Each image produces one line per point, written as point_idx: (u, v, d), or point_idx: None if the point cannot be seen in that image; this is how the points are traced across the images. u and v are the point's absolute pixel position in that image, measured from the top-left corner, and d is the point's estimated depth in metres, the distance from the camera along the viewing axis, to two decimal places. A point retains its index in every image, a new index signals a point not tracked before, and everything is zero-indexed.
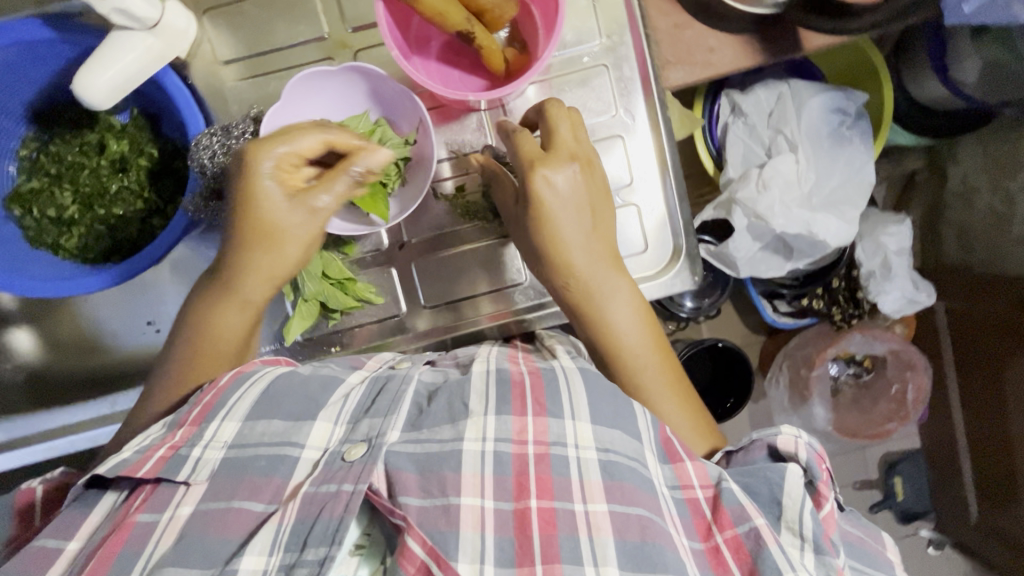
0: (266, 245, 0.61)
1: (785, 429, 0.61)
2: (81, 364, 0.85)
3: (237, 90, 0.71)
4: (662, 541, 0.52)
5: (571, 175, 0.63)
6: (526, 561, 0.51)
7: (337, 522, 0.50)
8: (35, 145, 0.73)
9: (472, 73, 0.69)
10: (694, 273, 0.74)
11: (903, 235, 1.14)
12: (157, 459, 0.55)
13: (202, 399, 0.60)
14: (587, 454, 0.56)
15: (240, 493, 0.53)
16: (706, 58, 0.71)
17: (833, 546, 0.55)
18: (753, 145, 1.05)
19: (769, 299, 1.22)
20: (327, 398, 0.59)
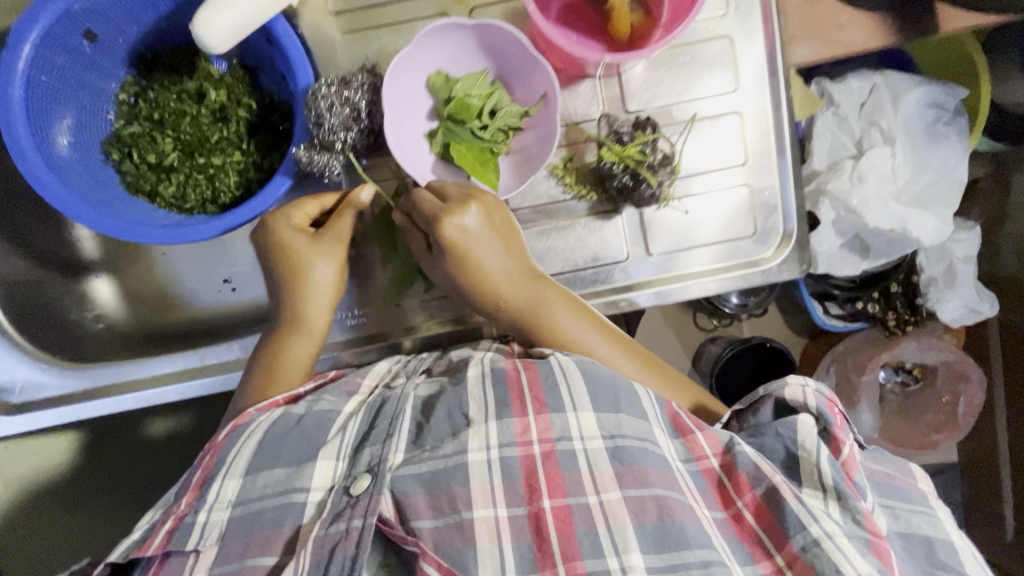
0: (299, 281, 0.68)
1: (792, 380, 0.59)
2: (155, 319, 0.83)
3: (346, 42, 0.68)
4: (684, 518, 0.53)
5: (477, 213, 0.62)
6: (548, 563, 0.53)
7: (352, 558, 0.51)
8: (134, 89, 0.72)
9: (592, 37, 0.66)
10: (802, 261, 0.71)
11: (970, 243, 1.10)
12: (165, 531, 0.54)
13: (202, 463, 0.59)
14: (595, 444, 0.57)
15: (252, 550, 0.53)
16: (836, 35, 0.68)
17: (855, 491, 0.54)
18: (842, 137, 0.99)
19: (819, 300, 1.17)
20: (325, 437, 0.58)
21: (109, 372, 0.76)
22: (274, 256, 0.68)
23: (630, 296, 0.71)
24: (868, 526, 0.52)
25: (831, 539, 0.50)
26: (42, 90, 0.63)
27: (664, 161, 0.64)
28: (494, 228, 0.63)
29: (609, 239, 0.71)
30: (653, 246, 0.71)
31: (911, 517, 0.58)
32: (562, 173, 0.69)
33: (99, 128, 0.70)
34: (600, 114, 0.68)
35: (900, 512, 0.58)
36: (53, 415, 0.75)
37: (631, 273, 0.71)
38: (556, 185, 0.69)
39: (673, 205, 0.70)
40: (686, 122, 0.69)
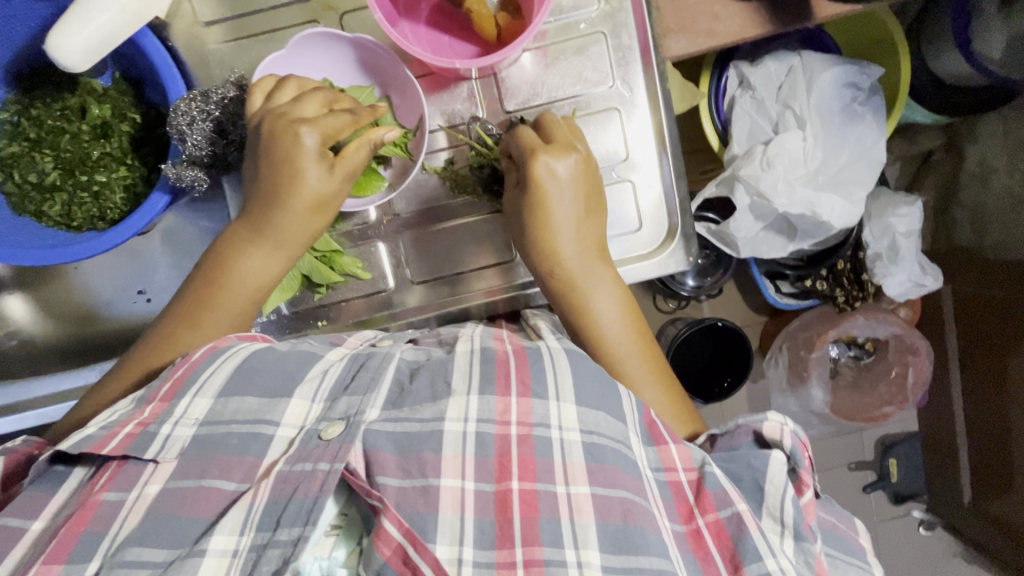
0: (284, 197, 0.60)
1: (772, 416, 0.61)
2: (66, 334, 0.85)
3: (219, 53, 0.68)
4: (644, 523, 0.54)
5: (572, 161, 0.63)
6: (506, 543, 0.53)
7: (312, 501, 0.51)
8: (16, 108, 0.71)
9: (463, 39, 0.66)
10: (689, 253, 0.72)
11: (913, 218, 1.09)
12: (124, 436, 0.54)
13: (172, 374, 0.58)
14: (570, 435, 0.57)
15: (211, 472, 0.54)
16: (710, 26, 0.68)
17: (811, 533, 0.57)
18: (759, 121, 1.00)
19: (770, 278, 1.23)
20: (303, 375, 0.60)
21: (16, 389, 0.81)
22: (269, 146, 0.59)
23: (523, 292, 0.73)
24: (816, 568, 0.56)
25: (782, 573, 0.53)
26: None
27: None
28: (582, 183, 0.64)
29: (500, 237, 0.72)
30: None
31: (845, 567, 0.60)
32: (444, 174, 0.70)
33: None
34: (475, 116, 0.68)
35: (839, 561, 0.60)
36: None
37: (521, 272, 0.73)
38: (438, 184, 0.71)
39: None
40: None
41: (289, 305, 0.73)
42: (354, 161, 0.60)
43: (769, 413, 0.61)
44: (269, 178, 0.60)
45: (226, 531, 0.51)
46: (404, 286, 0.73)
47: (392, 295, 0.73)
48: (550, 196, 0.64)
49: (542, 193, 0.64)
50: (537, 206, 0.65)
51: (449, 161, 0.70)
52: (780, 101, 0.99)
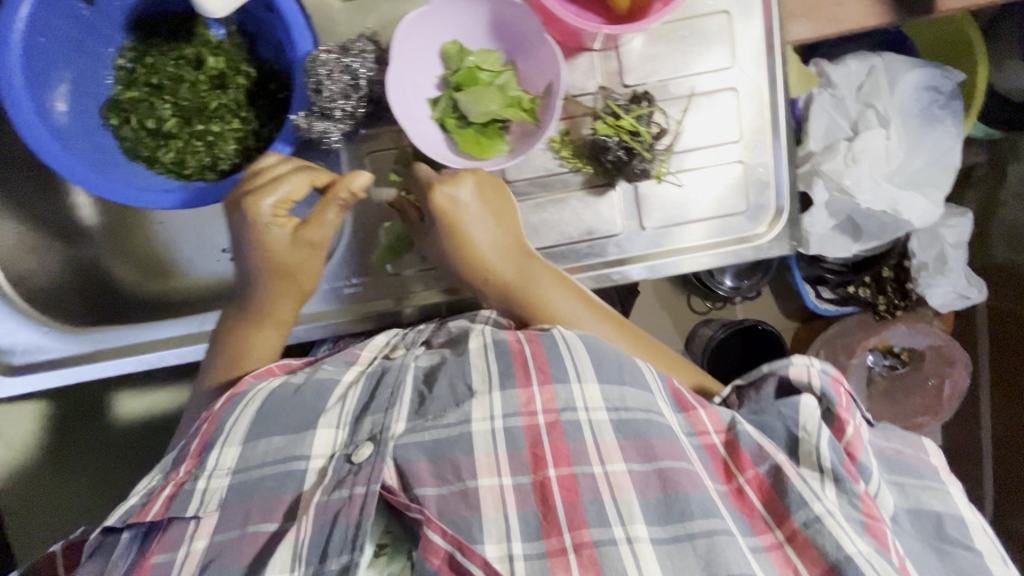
0: (286, 280, 0.67)
1: (797, 360, 0.61)
2: (151, 284, 0.83)
3: (345, 12, 0.68)
4: (685, 488, 0.54)
5: (470, 185, 0.65)
6: (553, 531, 0.54)
7: (355, 526, 0.53)
8: (132, 55, 0.72)
9: (589, 10, 0.66)
10: (794, 238, 0.73)
11: (964, 229, 1.09)
12: (164, 498, 0.56)
13: (199, 430, 0.60)
14: (599, 416, 0.59)
15: (253, 518, 0.55)
16: (834, 12, 0.69)
17: (856, 474, 0.56)
18: (838, 119, 0.99)
19: (812, 286, 1.17)
20: (325, 404, 0.61)
21: (108, 335, 0.77)
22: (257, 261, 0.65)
23: (620, 270, 0.73)
24: (864, 507, 0.55)
25: (832, 515, 0.54)
26: (39, 52, 0.63)
27: (658, 135, 0.67)
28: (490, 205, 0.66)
29: (604, 211, 0.71)
30: (648, 221, 0.72)
31: (917, 493, 0.61)
32: (559, 146, 0.69)
33: (96, 91, 0.70)
34: (599, 87, 0.69)
35: (907, 488, 0.62)
36: (55, 376, 0.76)
37: (625, 248, 0.72)
38: (551, 157, 0.70)
39: (669, 179, 0.71)
40: (685, 98, 0.70)
41: (392, 265, 0.74)
42: (322, 232, 0.65)
43: (793, 358, 0.61)
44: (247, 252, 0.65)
45: (278, 569, 0.51)
46: None
47: None
48: (467, 224, 0.65)
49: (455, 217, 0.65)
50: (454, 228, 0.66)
51: (564, 133, 0.69)
52: (861, 101, 0.99)
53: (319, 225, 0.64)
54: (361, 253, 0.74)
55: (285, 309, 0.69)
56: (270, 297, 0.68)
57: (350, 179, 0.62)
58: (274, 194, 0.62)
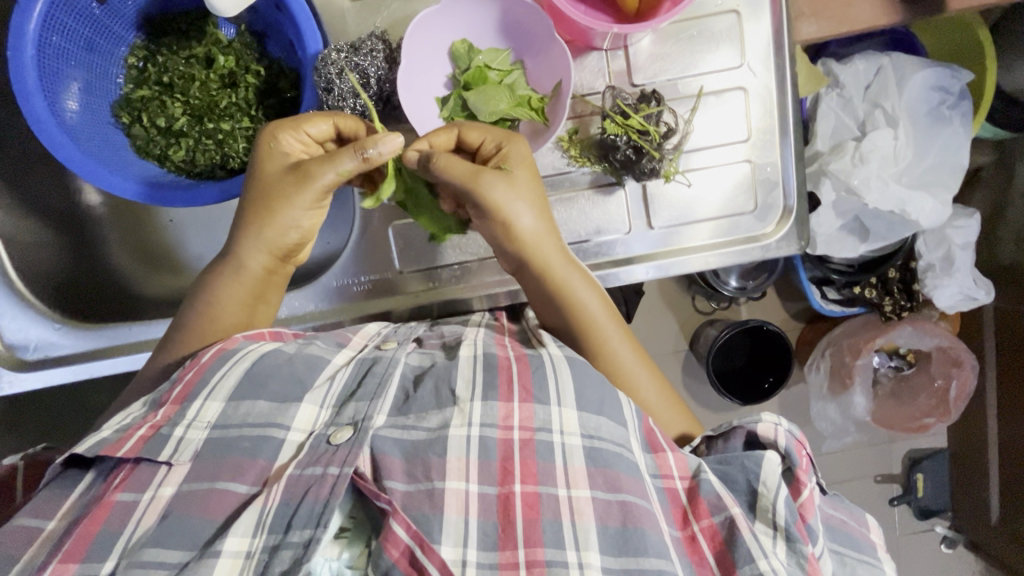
0: (266, 216, 0.63)
1: (765, 417, 0.60)
2: (167, 282, 0.84)
3: (356, 11, 0.68)
4: (645, 525, 0.53)
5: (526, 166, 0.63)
6: (509, 544, 0.52)
7: (323, 505, 0.51)
8: (143, 53, 0.72)
9: (599, 9, 0.66)
10: (802, 237, 0.72)
11: (971, 230, 1.09)
12: (138, 439, 0.55)
13: (182, 378, 0.60)
14: (572, 439, 0.57)
15: (224, 475, 0.54)
16: (843, 11, 0.69)
17: (805, 534, 0.55)
18: (845, 119, 0.99)
19: (817, 285, 1.15)
20: (313, 381, 0.60)
21: (120, 331, 0.76)
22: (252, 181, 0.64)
23: (627, 270, 0.72)
24: (809, 569, 0.54)
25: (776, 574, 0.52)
26: (53, 51, 0.64)
27: (666, 134, 0.67)
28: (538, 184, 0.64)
29: (611, 211, 0.72)
30: (656, 220, 0.72)
31: (855, 564, 0.61)
32: (568, 145, 0.69)
33: (107, 90, 0.71)
34: (606, 86, 0.68)
35: (847, 559, 0.62)
36: (65, 372, 0.75)
37: (632, 247, 0.72)
38: (559, 156, 0.70)
39: (678, 178, 0.71)
40: (693, 97, 0.70)
41: (400, 262, 0.74)
42: (326, 179, 0.61)
43: (761, 414, 0.61)
44: (254, 183, 0.63)
45: (240, 532, 0.50)
46: None
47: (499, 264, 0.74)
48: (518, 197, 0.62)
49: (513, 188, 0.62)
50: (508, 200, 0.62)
51: (573, 132, 0.69)
52: (870, 100, 0.99)
53: (327, 167, 0.61)
54: (371, 250, 0.74)
55: (256, 261, 0.65)
56: (252, 246, 0.65)
57: (386, 138, 0.58)
58: (300, 131, 0.62)
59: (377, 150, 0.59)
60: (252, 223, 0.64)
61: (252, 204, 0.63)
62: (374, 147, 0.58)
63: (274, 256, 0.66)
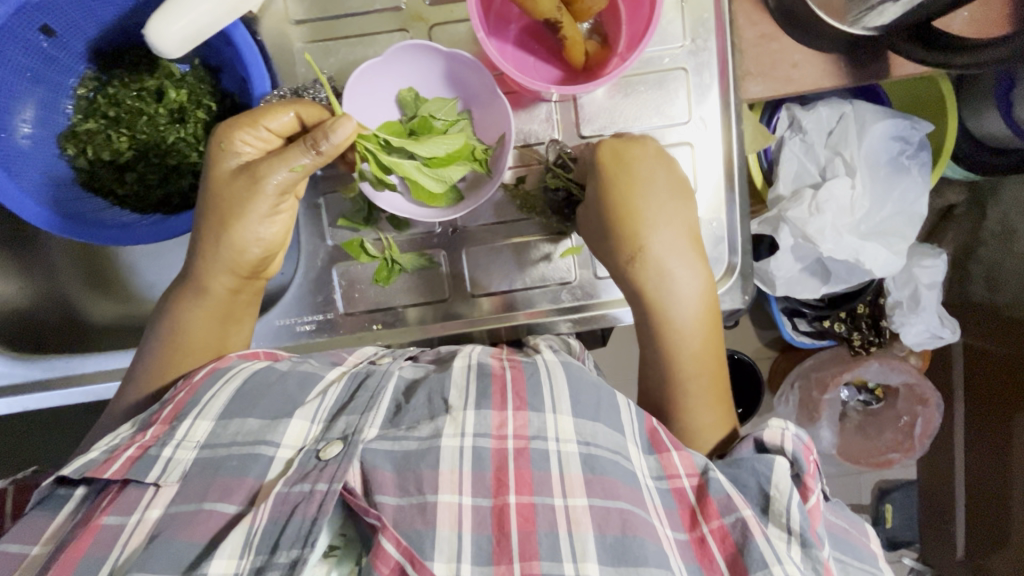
0: (222, 224, 0.59)
1: (772, 422, 0.57)
2: (112, 312, 0.84)
3: (306, 53, 0.68)
4: (643, 533, 0.48)
5: (663, 157, 0.65)
6: (505, 559, 0.47)
7: (311, 523, 0.46)
8: (93, 84, 0.72)
9: (548, 63, 0.67)
10: (745, 292, 0.73)
11: (938, 270, 1.07)
12: (124, 459, 0.50)
13: (175, 398, 0.54)
14: (568, 447, 0.51)
15: (212, 495, 0.48)
16: (789, 73, 0.70)
17: (819, 540, 0.50)
18: (807, 164, 0.99)
19: (788, 316, 1.16)
20: (304, 397, 0.54)
21: (63, 363, 0.75)
22: (206, 190, 0.60)
23: (576, 317, 0.73)
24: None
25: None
26: None
27: None
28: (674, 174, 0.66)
29: (557, 258, 0.73)
30: (601, 269, 0.72)
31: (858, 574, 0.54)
32: (513, 193, 0.71)
33: (54, 120, 0.71)
34: (553, 140, 0.70)
35: (850, 568, 0.54)
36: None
37: (578, 295, 0.73)
38: (505, 203, 0.72)
39: None
40: None
41: (346, 304, 0.74)
42: (282, 175, 0.57)
43: (769, 419, 0.57)
44: (210, 197, 0.60)
45: (226, 555, 0.45)
46: (461, 297, 0.74)
47: (449, 304, 0.74)
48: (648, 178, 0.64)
49: (631, 176, 0.64)
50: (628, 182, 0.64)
51: (518, 181, 0.71)
52: (831, 147, 0.98)
53: (277, 165, 0.57)
54: (319, 290, 0.74)
55: (219, 283, 0.62)
56: (214, 264, 0.61)
57: (336, 124, 0.56)
58: (260, 126, 0.59)
59: (329, 142, 0.56)
60: (212, 233, 0.60)
61: (211, 215, 0.60)
62: (321, 136, 0.55)
63: (240, 276, 0.63)
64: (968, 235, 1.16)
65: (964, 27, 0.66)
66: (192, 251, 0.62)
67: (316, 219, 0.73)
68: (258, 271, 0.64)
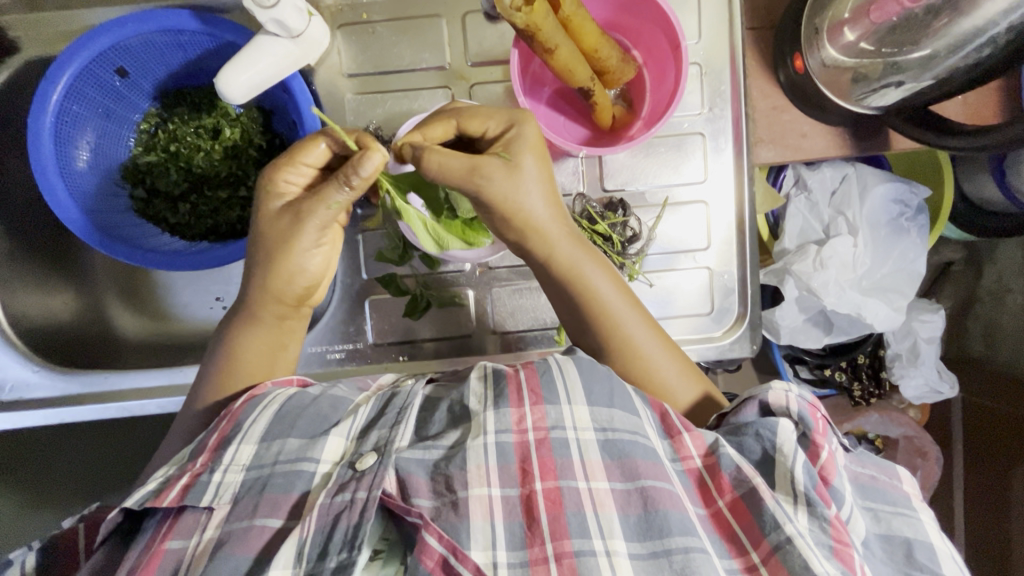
0: (271, 259, 0.62)
1: (776, 385, 0.58)
2: (144, 328, 0.87)
3: (355, 102, 0.74)
4: (667, 506, 0.50)
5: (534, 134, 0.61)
6: (536, 542, 0.50)
7: (355, 528, 0.49)
8: (155, 120, 0.78)
9: (577, 123, 0.73)
10: (753, 341, 0.77)
11: (936, 325, 1.12)
12: (180, 487, 0.52)
13: (219, 426, 0.57)
14: (586, 434, 0.54)
15: (262, 510, 0.51)
16: (798, 142, 0.76)
17: (827, 497, 0.53)
18: (812, 221, 1.04)
19: (790, 363, 1.20)
20: (337, 416, 0.57)
21: (96, 379, 0.77)
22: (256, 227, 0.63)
23: None
24: (834, 532, 0.51)
25: (804, 537, 0.49)
26: (70, 118, 0.70)
27: (630, 240, 0.72)
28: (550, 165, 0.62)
29: None
30: None
31: (889, 518, 0.56)
32: None
33: (117, 152, 0.76)
34: (579, 192, 0.74)
35: (880, 514, 0.57)
36: (37, 415, 0.76)
37: None
38: None
39: (641, 279, 0.76)
40: (658, 206, 0.76)
41: (375, 336, 0.78)
42: (325, 214, 0.60)
43: (773, 382, 0.59)
44: (260, 232, 0.63)
45: (280, 565, 0.48)
46: (485, 333, 0.78)
47: (473, 340, 0.78)
48: (528, 178, 0.60)
49: (518, 177, 0.59)
50: (513, 188, 0.59)
51: None
52: (834, 207, 1.03)
53: (319, 203, 0.59)
54: (350, 321, 0.78)
55: (269, 312, 0.64)
56: (262, 297, 0.64)
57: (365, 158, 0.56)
58: (300, 160, 0.62)
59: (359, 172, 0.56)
60: (263, 272, 0.63)
61: (259, 253, 0.62)
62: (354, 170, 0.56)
63: (286, 304, 0.65)
64: (965, 293, 1.21)
65: (961, 109, 0.72)
66: (245, 284, 0.65)
67: (352, 254, 0.78)
68: (304, 300, 0.66)
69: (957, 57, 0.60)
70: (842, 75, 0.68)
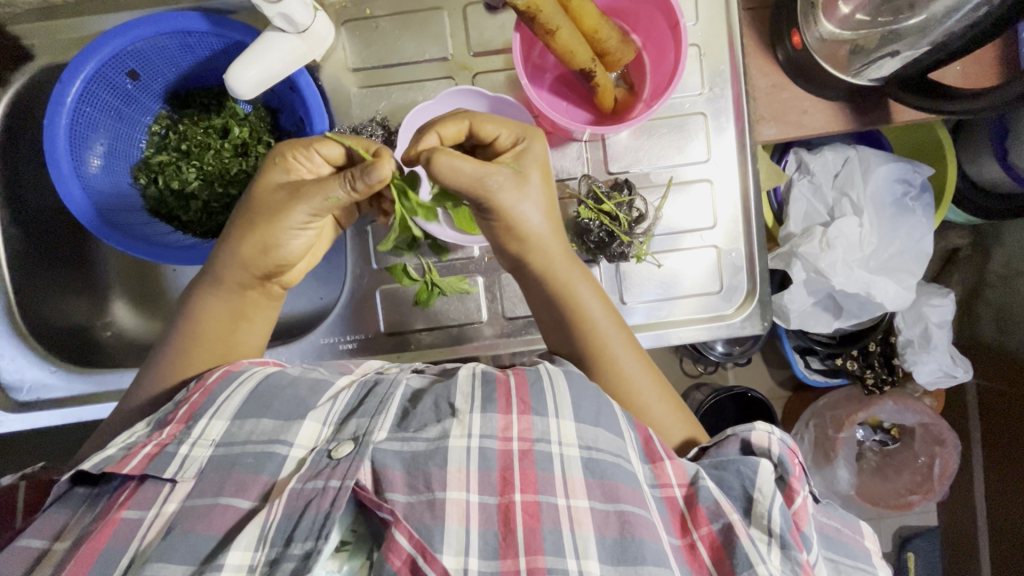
0: (244, 226, 0.62)
1: (759, 425, 0.58)
2: (157, 330, 0.88)
3: (361, 96, 0.76)
4: (642, 534, 0.50)
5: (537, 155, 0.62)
6: (510, 553, 0.49)
7: (324, 517, 0.48)
8: (166, 122, 0.80)
9: (579, 107, 0.75)
10: (764, 318, 0.77)
11: (946, 309, 1.11)
12: (143, 456, 0.53)
13: (188, 399, 0.57)
14: (570, 451, 0.53)
15: (227, 489, 0.50)
16: (799, 119, 0.77)
17: (800, 542, 0.52)
18: (816, 204, 1.04)
19: (801, 355, 1.19)
20: (315, 401, 0.56)
21: (110, 377, 0.77)
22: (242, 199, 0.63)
23: None
24: None
25: None
26: (84, 119, 0.72)
27: (637, 220, 0.72)
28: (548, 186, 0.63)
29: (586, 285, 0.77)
30: (627, 296, 0.77)
31: (849, 571, 0.57)
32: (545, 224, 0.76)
33: (129, 154, 0.78)
34: (584, 174, 0.75)
35: (841, 566, 0.57)
36: (55, 414, 0.77)
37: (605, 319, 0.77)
38: None
39: (649, 259, 0.76)
40: (663, 186, 0.76)
41: (386, 325, 0.78)
42: (317, 202, 0.59)
43: (755, 422, 0.58)
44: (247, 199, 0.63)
45: (242, 546, 0.47)
46: (494, 319, 0.78)
47: (482, 327, 0.78)
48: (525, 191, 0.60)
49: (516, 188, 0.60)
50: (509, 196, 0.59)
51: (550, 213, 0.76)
52: (838, 188, 1.04)
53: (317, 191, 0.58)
54: (360, 312, 0.79)
55: (233, 277, 0.64)
56: (230, 263, 0.63)
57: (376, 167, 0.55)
58: (311, 151, 0.63)
59: (366, 181, 0.56)
60: (238, 238, 0.62)
61: (242, 214, 0.62)
62: (362, 178, 0.55)
63: (253, 275, 0.64)
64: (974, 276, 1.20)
65: (958, 78, 0.73)
66: (218, 253, 0.65)
67: (361, 244, 0.79)
68: (271, 276, 0.65)
69: (953, 19, 0.61)
70: (841, 48, 0.71)
